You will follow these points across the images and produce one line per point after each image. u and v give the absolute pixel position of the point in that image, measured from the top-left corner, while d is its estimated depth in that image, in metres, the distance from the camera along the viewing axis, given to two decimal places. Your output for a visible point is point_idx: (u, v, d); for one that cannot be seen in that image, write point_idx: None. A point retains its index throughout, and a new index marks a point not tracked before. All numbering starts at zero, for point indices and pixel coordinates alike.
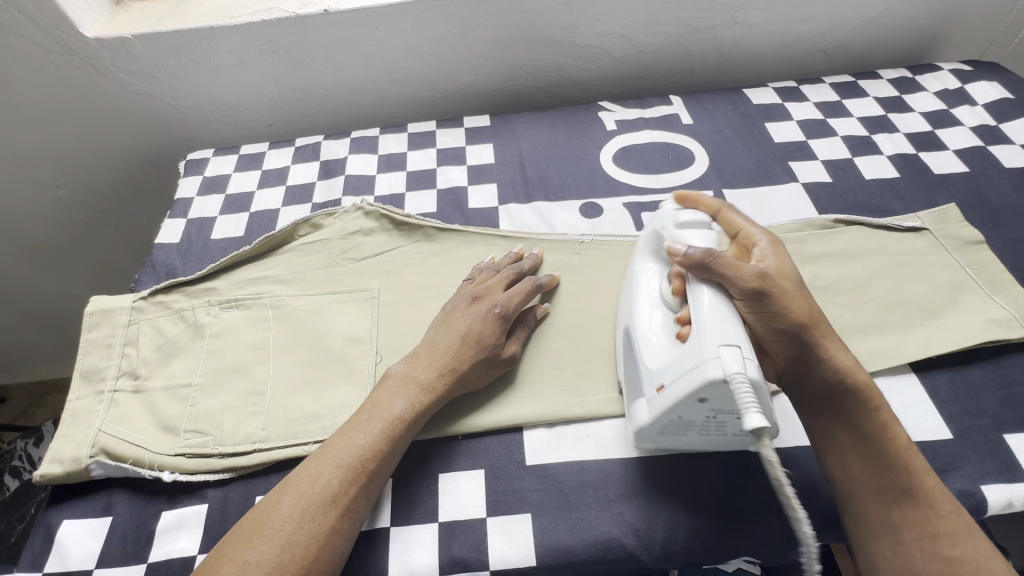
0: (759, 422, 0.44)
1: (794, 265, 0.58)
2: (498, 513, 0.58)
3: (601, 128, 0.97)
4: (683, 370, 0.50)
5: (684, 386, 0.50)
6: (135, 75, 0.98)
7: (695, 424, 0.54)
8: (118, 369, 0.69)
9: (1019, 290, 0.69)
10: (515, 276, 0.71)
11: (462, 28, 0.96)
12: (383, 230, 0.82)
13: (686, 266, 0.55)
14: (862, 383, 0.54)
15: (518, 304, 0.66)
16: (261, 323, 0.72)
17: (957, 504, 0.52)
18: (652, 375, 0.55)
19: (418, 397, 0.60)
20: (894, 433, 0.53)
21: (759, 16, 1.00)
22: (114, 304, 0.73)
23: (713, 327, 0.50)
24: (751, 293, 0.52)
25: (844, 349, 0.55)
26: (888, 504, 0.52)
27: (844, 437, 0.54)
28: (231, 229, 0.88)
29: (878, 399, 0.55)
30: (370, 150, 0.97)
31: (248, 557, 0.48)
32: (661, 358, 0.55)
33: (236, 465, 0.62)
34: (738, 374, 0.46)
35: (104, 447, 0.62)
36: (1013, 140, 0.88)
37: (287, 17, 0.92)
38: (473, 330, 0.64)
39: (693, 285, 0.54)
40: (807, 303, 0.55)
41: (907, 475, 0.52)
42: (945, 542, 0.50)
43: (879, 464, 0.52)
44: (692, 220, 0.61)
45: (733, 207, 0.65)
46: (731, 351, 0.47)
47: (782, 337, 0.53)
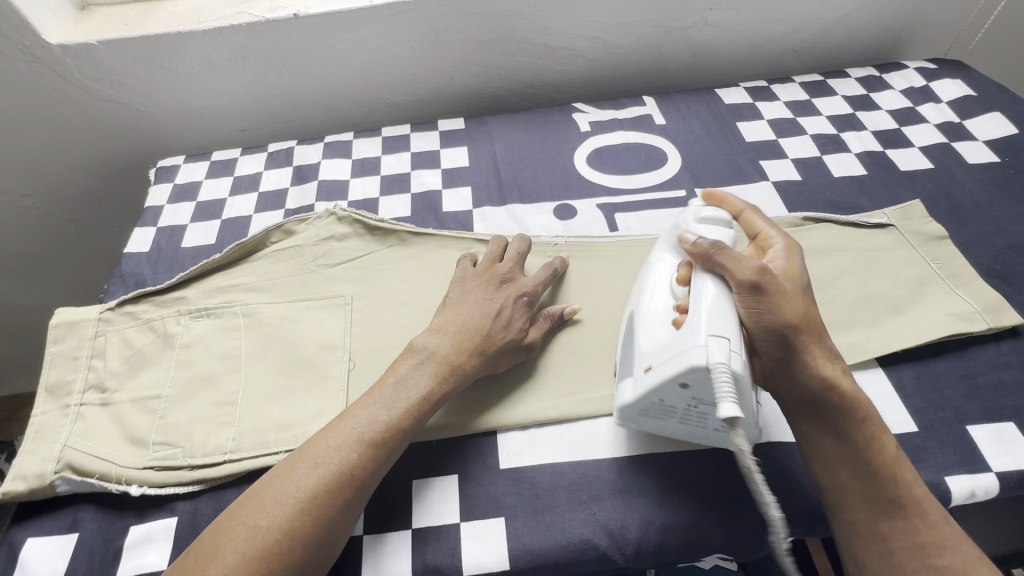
0: (734, 412, 0.46)
1: (804, 268, 0.59)
2: (471, 517, 0.58)
3: (575, 129, 0.98)
4: (675, 353, 0.52)
5: (670, 370, 0.52)
6: (103, 81, 0.96)
7: (678, 412, 0.56)
8: (85, 383, 0.68)
9: (981, 284, 0.71)
10: (522, 253, 0.73)
11: (434, 31, 0.96)
12: (356, 236, 0.82)
13: (695, 257, 0.58)
14: (850, 393, 0.54)
15: (538, 292, 0.69)
16: (232, 331, 0.71)
17: (946, 515, 0.52)
18: (643, 356, 0.56)
19: (444, 377, 0.61)
20: (883, 444, 0.54)
21: (729, 17, 1.01)
22: (81, 316, 0.72)
23: (707, 318, 0.52)
24: (749, 286, 0.54)
25: (837, 361, 0.55)
26: (876, 514, 0.52)
27: (830, 444, 0.55)
28: (202, 237, 0.86)
29: (867, 410, 0.55)
30: (343, 155, 0.97)
31: (259, 521, 0.49)
32: (653, 343, 0.56)
33: (207, 476, 0.61)
34: (721, 365, 0.49)
35: (70, 463, 0.61)
36: (975, 137, 0.90)
37: (255, 22, 0.91)
38: (502, 313, 0.65)
39: (698, 274, 0.57)
40: (801, 308, 0.55)
41: (897, 484, 0.52)
42: (933, 551, 0.50)
43: (866, 471, 0.53)
44: (712, 216, 0.63)
45: (757, 210, 0.66)
46: (718, 342, 0.50)
47: (772, 338, 0.54)
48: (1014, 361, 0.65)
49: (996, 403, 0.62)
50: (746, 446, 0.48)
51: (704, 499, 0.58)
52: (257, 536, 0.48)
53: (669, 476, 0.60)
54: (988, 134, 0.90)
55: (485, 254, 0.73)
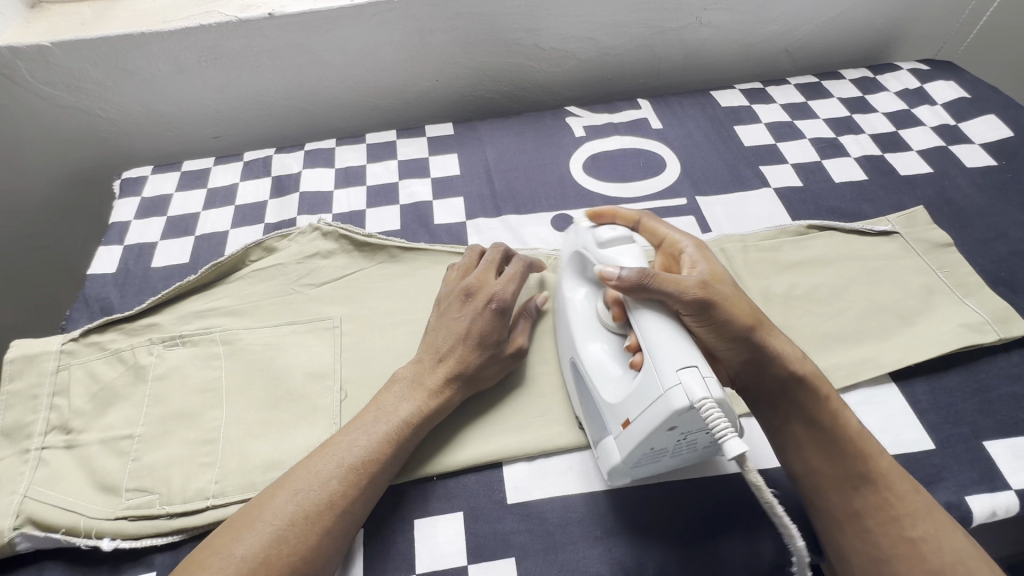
0: (740, 448, 0.41)
1: (725, 268, 0.56)
2: (479, 559, 0.55)
3: (569, 135, 0.94)
4: (647, 405, 0.47)
5: (652, 419, 0.47)
6: (59, 86, 0.89)
7: (670, 449, 0.51)
8: (46, 424, 0.61)
9: (988, 293, 0.70)
10: (501, 257, 0.67)
11: (420, 31, 0.91)
12: (343, 252, 0.77)
13: (624, 290, 0.51)
14: (811, 374, 0.52)
15: (512, 293, 0.63)
16: (211, 360, 0.66)
17: (914, 485, 0.51)
18: (615, 411, 0.52)
19: (425, 401, 0.58)
20: (846, 419, 0.52)
21: (724, 17, 0.98)
22: (39, 349, 0.65)
23: (667, 351, 0.47)
24: (695, 304, 0.50)
25: (792, 342, 0.54)
26: (850, 492, 0.51)
27: (802, 431, 0.53)
28: (175, 256, 0.80)
29: (827, 388, 0.53)
30: (326, 164, 0.91)
31: (234, 551, 0.46)
32: (621, 393, 0.52)
33: (187, 525, 0.56)
34: (704, 400, 0.43)
35: (31, 517, 0.55)
36: (971, 140, 0.89)
37: (227, 21, 0.84)
38: (472, 331, 0.60)
39: (637, 313, 0.51)
40: (747, 305, 0.53)
41: (863, 459, 0.51)
42: (908, 523, 0.49)
43: (837, 452, 0.51)
44: (613, 237, 0.57)
45: (653, 216, 0.63)
46: (691, 373, 0.45)
47: (734, 342, 0.52)
48: None
49: (1011, 417, 0.61)
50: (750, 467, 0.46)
51: (710, 530, 0.55)
52: (232, 567, 0.45)
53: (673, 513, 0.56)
54: (984, 137, 0.89)
55: (460, 266, 0.68)
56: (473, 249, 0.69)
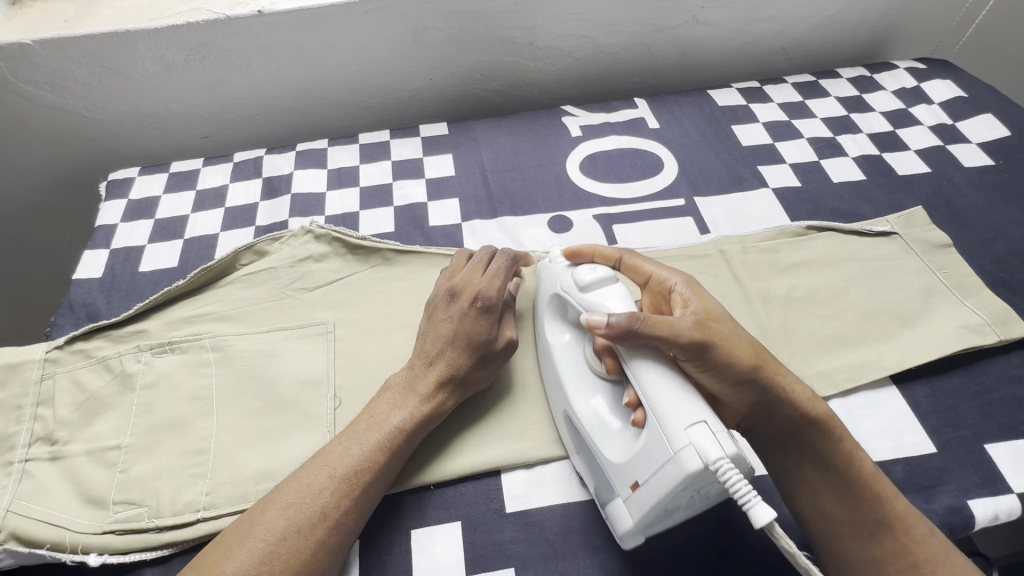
0: (768, 515, 0.39)
1: (718, 303, 0.54)
2: (478, 570, 0.54)
3: (565, 134, 0.93)
4: (657, 467, 0.45)
5: (665, 482, 0.44)
6: (41, 85, 0.86)
7: (684, 506, 0.49)
8: (30, 435, 0.59)
9: (987, 294, 0.70)
10: (488, 257, 0.65)
11: (413, 28, 0.89)
12: (337, 255, 0.75)
13: (614, 338, 0.49)
14: (824, 414, 0.51)
15: (498, 290, 0.61)
16: (201, 368, 0.64)
17: (929, 525, 0.50)
18: (622, 471, 0.49)
19: (417, 407, 0.57)
20: (861, 461, 0.51)
21: (720, 15, 0.97)
22: (23, 357, 0.64)
23: (671, 408, 0.45)
24: (692, 347, 0.47)
25: (799, 379, 0.52)
26: (867, 538, 0.50)
27: (813, 475, 0.52)
28: (163, 259, 0.78)
29: (840, 428, 0.52)
30: (318, 165, 0.89)
31: (225, 568, 0.45)
32: (625, 451, 0.50)
33: (177, 539, 0.54)
34: (721, 460, 0.41)
35: (15, 532, 0.53)
36: (968, 139, 0.89)
37: (215, 19, 0.82)
38: (459, 333, 0.59)
39: (636, 363, 0.49)
40: (748, 343, 0.51)
41: (880, 503, 0.50)
42: (927, 568, 0.48)
43: (850, 498, 0.50)
44: (595, 278, 0.55)
45: (633, 251, 0.62)
46: (700, 430, 0.43)
47: (739, 386, 0.49)
48: None
49: (1012, 419, 0.61)
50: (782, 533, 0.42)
51: (714, 539, 0.55)
52: None
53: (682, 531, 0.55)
54: (981, 137, 0.89)
55: (448, 268, 0.67)
56: (460, 254, 0.68)
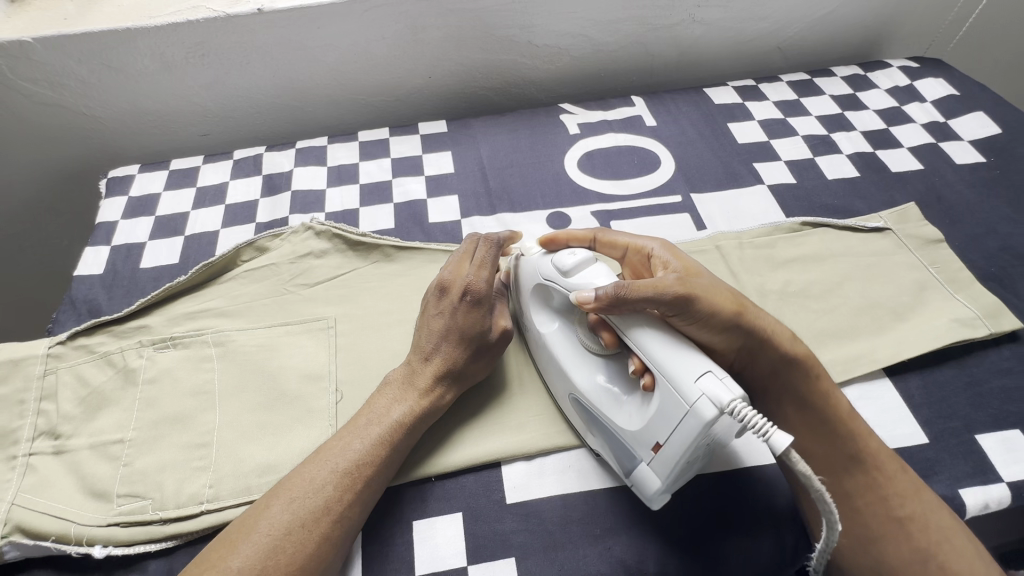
0: (786, 440, 0.42)
1: (693, 260, 0.57)
2: (479, 559, 0.54)
3: (564, 132, 0.93)
4: (674, 425, 0.47)
5: (685, 437, 0.46)
6: (42, 83, 0.87)
7: (701, 456, 0.51)
8: (34, 430, 0.60)
9: (979, 288, 0.71)
10: (472, 248, 0.66)
11: (412, 27, 0.90)
12: (337, 251, 0.76)
13: (607, 310, 0.51)
14: (803, 355, 0.53)
15: (486, 282, 0.62)
16: (203, 363, 0.65)
17: (902, 464, 0.53)
18: (641, 436, 0.51)
19: (416, 401, 0.57)
20: (837, 402, 0.54)
21: (716, 14, 0.99)
22: (25, 352, 0.64)
23: (674, 367, 0.47)
24: (678, 301, 0.50)
25: (777, 321, 0.55)
26: (839, 475, 0.53)
27: (793, 414, 0.55)
28: (164, 256, 0.79)
29: (818, 369, 0.55)
30: (318, 162, 0.90)
31: (231, 563, 0.45)
32: (639, 419, 0.51)
33: (181, 531, 0.55)
34: (734, 402, 0.44)
35: (20, 525, 0.54)
36: (961, 137, 0.90)
37: (215, 17, 0.83)
38: (451, 328, 0.60)
39: (633, 333, 0.50)
40: (727, 292, 0.53)
41: (853, 440, 0.53)
42: (896, 502, 0.51)
43: (828, 436, 0.54)
44: (575, 262, 0.56)
45: (604, 229, 0.64)
46: (709, 379, 0.45)
47: (727, 331, 0.52)
48: (1015, 366, 0.66)
49: (1002, 410, 0.62)
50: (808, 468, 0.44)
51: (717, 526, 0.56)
52: None
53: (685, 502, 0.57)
54: (973, 134, 0.90)
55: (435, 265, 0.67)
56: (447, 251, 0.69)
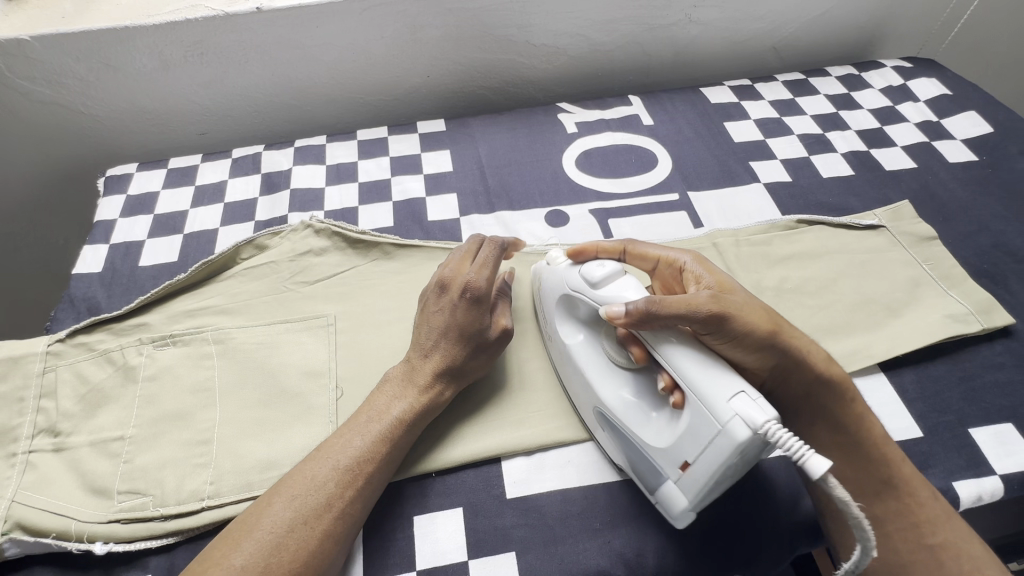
0: (824, 464, 0.40)
1: (727, 276, 0.56)
2: (480, 553, 0.55)
3: (561, 131, 0.94)
4: (705, 444, 0.47)
5: (716, 457, 0.46)
6: (39, 82, 0.87)
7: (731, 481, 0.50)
8: (34, 427, 0.60)
9: (972, 285, 0.72)
10: (476, 246, 0.65)
11: (411, 26, 0.90)
12: (336, 249, 0.76)
13: (637, 325, 0.51)
14: (838, 376, 0.53)
15: (486, 280, 0.61)
16: (203, 360, 0.65)
17: (934, 491, 0.53)
18: (669, 455, 0.50)
19: (416, 398, 0.58)
20: (870, 425, 0.54)
21: (712, 14, 0.99)
22: (24, 350, 0.64)
23: (707, 385, 0.47)
24: (713, 319, 0.50)
25: (813, 342, 0.54)
26: (871, 500, 0.53)
27: (823, 433, 0.55)
28: (163, 254, 0.79)
29: (852, 392, 0.55)
30: (317, 160, 0.90)
31: (233, 561, 0.45)
32: (668, 436, 0.51)
33: (182, 528, 0.55)
34: (767, 425, 0.43)
35: (20, 522, 0.54)
36: (953, 136, 0.92)
37: (213, 15, 0.83)
38: (450, 325, 0.60)
39: (665, 348, 0.50)
40: (762, 310, 0.53)
41: (886, 466, 0.53)
42: (927, 530, 0.51)
43: (860, 461, 0.53)
44: (604, 274, 0.56)
45: (635, 241, 0.64)
46: (742, 400, 0.45)
47: (761, 351, 0.51)
48: (1007, 361, 0.67)
49: (995, 405, 0.63)
50: (846, 495, 0.41)
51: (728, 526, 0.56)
52: None
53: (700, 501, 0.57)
54: (965, 133, 0.92)
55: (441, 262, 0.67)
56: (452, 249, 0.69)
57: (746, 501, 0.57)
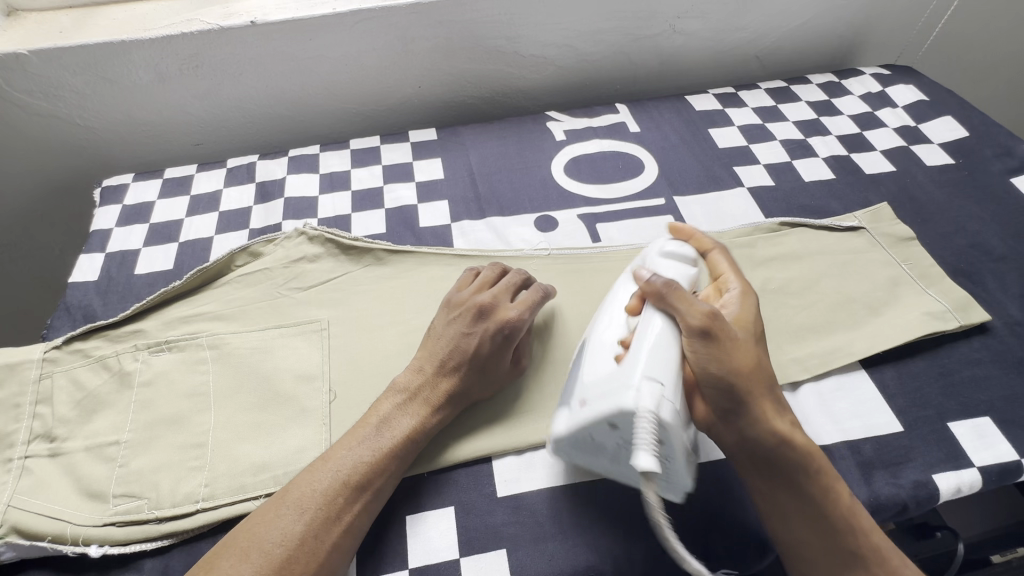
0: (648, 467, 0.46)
1: (758, 318, 0.58)
2: (471, 551, 0.56)
3: (550, 139, 0.96)
4: (609, 390, 0.52)
5: (603, 407, 0.51)
6: (36, 94, 0.88)
7: (610, 451, 0.55)
8: (30, 433, 0.61)
9: (949, 283, 0.74)
10: (521, 281, 0.67)
11: (402, 39, 0.93)
12: (330, 255, 0.77)
13: (647, 292, 0.56)
14: (803, 446, 0.51)
15: (525, 322, 0.63)
16: (198, 365, 0.66)
17: (906, 561, 0.51)
18: (580, 388, 0.55)
19: (427, 417, 0.58)
20: (840, 494, 0.51)
21: (696, 24, 1.02)
22: (21, 357, 0.65)
23: (648, 360, 0.52)
24: (699, 330, 0.52)
25: (784, 410, 0.53)
26: (839, 569, 0.50)
27: (788, 502, 0.51)
28: (158, 262, 0.80)
29: (822, 462, 0.52)
30: (311, 169, 0.92)
31: (243, 572, 0.46)
32: (594, 372, 0.55)
33: (177, 530, 0.56)
34: (648, 413, 0.48)
35: (16, 526, 0.55)
36: (930, 140, 0.94)
37: (209, 29, 0.85)
38: (476, 353, 0.61)
39: (648, 312, 0.56)
40: (749, 355, 0.53)
41: (855, 536, 0.50)
42: None
43: (826, 528, 0.50)
44: (676, 251, 0.62)
45: (725, 252, 0.65)
46: (652, 387, 0.50)
47: (716, 388, 0.51)
48: (984, 357, 0.68)
49: (972, 399, 0.65)
50: (655, 499, 0.49)
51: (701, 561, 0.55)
52: None
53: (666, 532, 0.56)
54: (942, 138, 0.94)
55: (478, 278, 0.67)
56: (486, 269, 0.69)
57: (714, 530, 0.57)
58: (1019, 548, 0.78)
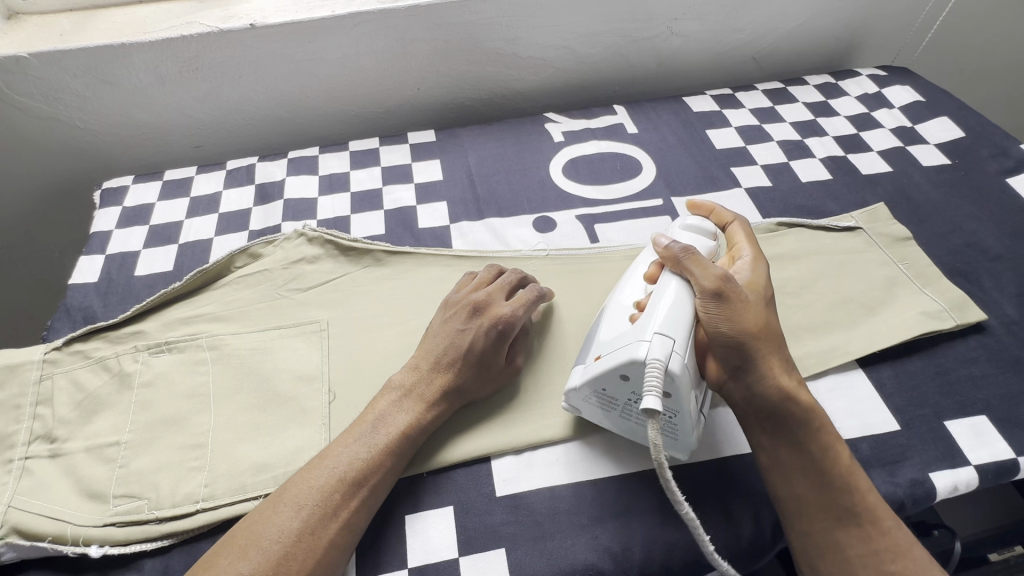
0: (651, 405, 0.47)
1: (770, 286, 0.58)
2: (470, 550, 0.56)
3: (548, 140, 0.97)
4: (622, 345, 0.54)
5: (615, 360, 0.53)
6: (36, 97, 0.89)
7: (620, 406, 0.57)
8: (30, 433, 0.61)
9: (945, 283, 0.74)
10: (517, 281, 0.67)
11: (401, 42, 0.93)
12: (329, 257, 0.78)
13: (664, 257, 0.59)
14: (805, 403, 0.52)
15: (520, 319, 0.63)
16: (198, 366, 0.66)
17: (899, 521, 0.51)
18: (596, 346, 0.58)
19: (422, 413, 0.59)
20: (838, 453, 0.52)
21: (693, 26, 1.03)
22: (21, 358, 0.65)
23: (661, 316, 0.53)
24: (713, 292, 0.54)
25: (790, 369, 0.54)
26: (834, 523, 0.50)
27: (788, 455, 0.52)
28: (158, 264, 0.80)
29: (823, 420, 0.53)
30: (310, 171, 0.92)
31: (241, 569, 0.47)
32: (613, 330, 0.57)
33: (177, 530, 0.56)
34: (656, 361, 0.50)
35: (16, 526, 0.55)
36: (927, 140, 0.95)
37: (208, 31, 0.86)
38: (471, 350, 0.61)
39: (665, 275, 0.58)
40: (759, 317, 0.54)
41: (849, 493, 0.51)
42: (888, 558, 0.49)
43: (822, 482, 0.51)
44: (696, 225, 0.63)
45: (745, 224, 0.65)
46: (662, 340, 0.51)
47: (726, 344, 0.52)
48: (980, 356, 0.69)
49: (969, 398, 0.65)
50: (657, 440, 0.48)
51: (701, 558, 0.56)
52: None
53: (668, 530, 0.57)
54: (938, 138, 0.95)
55: (475, 279, 0.68)
56: (482, 271, 0.70)
57: (715, 527, 0.57)
58: (1017, 546, 0.79)
